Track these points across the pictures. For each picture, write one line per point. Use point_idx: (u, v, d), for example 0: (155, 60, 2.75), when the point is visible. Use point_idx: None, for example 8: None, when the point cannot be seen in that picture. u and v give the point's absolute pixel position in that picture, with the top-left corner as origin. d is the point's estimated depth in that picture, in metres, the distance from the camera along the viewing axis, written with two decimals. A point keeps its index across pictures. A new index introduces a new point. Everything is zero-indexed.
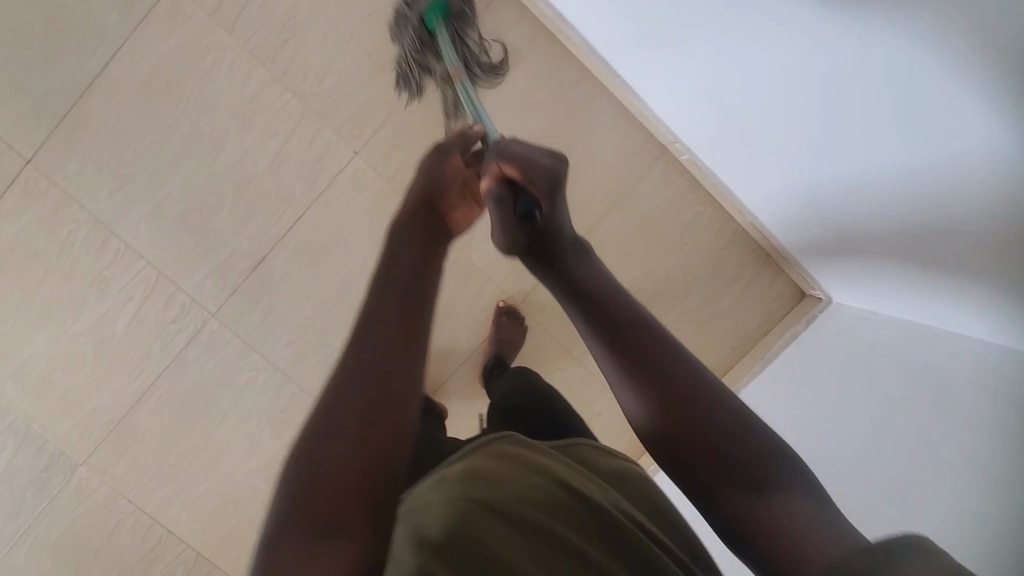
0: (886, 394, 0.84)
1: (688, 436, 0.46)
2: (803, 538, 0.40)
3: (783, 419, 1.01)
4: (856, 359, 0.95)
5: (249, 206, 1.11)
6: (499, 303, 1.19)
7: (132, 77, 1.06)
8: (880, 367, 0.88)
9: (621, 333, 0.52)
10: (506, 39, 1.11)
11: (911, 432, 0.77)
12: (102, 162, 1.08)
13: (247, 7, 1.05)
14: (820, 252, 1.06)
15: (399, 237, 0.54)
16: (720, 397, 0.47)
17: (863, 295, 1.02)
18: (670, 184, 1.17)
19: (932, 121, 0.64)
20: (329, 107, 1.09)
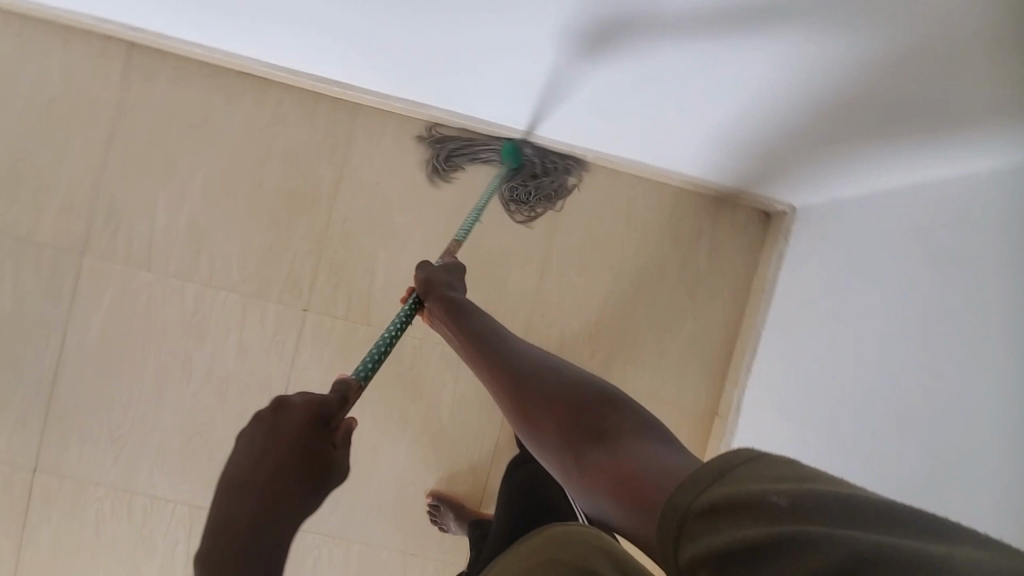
0: (898, 278, 0.81)
1: (596, 423, 0.61)
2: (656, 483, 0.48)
3: (811, 366, 0.97)
4: (852, 261, 0.92)
5: (238, 405, 1.13)
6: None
7: (88, 348, 1.11)
8: (881, 255, 0.85)
9: (539, 376, 0.70)
10: (378, 141, 1.13)
11: (927, 304, 0.74)
12: (97, 437, 1.12)
13: (153, 240, 1.11)
14: (761, 165, 0.98)
15: (262, 465, 0.55)
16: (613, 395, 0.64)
17: (818, 185, 0.98)
18: (593, 186, 1.17)
19: (835, 13, 0.58)
20: (262, 284, 1.12)
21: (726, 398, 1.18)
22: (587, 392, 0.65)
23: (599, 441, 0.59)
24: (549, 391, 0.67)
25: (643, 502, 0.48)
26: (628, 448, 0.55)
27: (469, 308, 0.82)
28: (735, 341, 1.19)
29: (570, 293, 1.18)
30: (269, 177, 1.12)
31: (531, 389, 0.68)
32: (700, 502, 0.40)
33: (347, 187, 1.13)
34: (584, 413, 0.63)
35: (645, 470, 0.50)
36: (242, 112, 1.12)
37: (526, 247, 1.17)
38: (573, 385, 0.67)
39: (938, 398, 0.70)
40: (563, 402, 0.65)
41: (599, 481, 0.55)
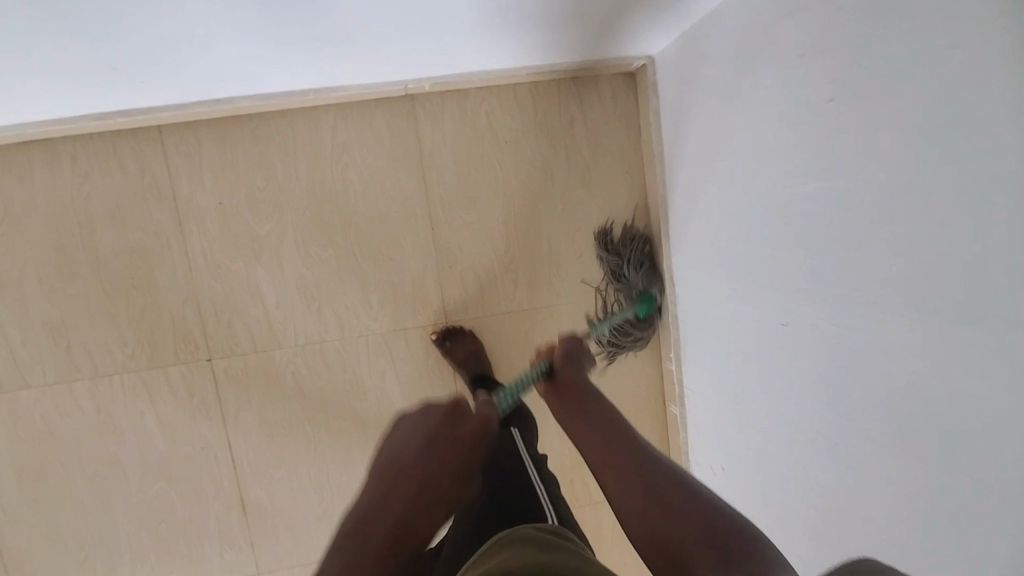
0: (814, 113, 0.69)
1: (721, 548, 0.46)
2: None
3: (726, 215, 0.92)
4: (750, 103, 0.81)
5: (190, 478, 1.07)
6: (431, 335, 1.10)
7: (9, 489, 1.03)
8: (787, 93, 0.73)
9: (657, 486, 0.53)
10: (202, 159, 1.01)
11: (861, 149, 0.63)
12: (64, 566, 1.06)
13: (16, 357, 1.01)
14: (613, 17, 0.87)
15: (422, 451, 0.54)
16: (739, 530, 0.47)
17: (676, 16, 0.88)
18: (446, 115, 1.07)
19: None
20: (154, 353, 1.04)
21: (657, 271, 1.15)
22: (718, 518, 0.48)
23: (732, 570, 0.44)
24: (665, 498, 0.51)
25: None
26: (748, 568, 0.44)
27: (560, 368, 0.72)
28: (648, 213, 1.14)
29: (469, 233, 1.11)
30: (105, 242, 1.01)
31: (656, 494, 0.52)
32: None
33: (192, 219, 1.02)
34: (713, 538, 0.47)
35: None
36: (39, 186, 0.98)
37: (405, 205, 1.08)
38: (701, 516, 0.49)
39: (907, 267, 0.60)
40: (704, 519, 0.48)
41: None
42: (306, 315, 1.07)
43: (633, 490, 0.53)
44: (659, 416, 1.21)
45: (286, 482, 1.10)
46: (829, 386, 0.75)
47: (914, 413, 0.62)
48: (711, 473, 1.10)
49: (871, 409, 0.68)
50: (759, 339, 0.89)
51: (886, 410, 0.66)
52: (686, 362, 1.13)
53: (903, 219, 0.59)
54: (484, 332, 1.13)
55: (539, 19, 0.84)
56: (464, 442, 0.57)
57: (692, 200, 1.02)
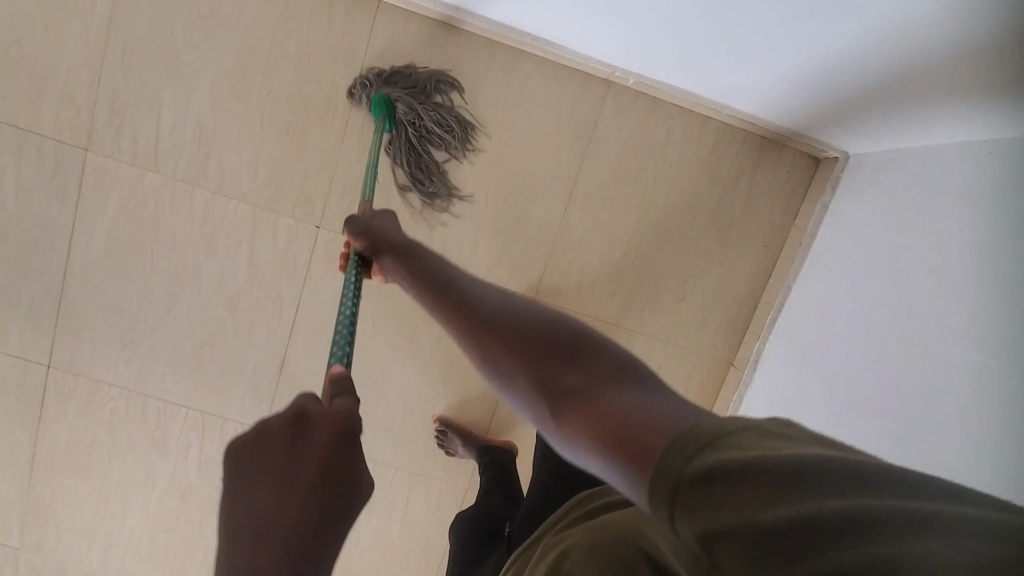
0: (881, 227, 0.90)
1: (581, 370, 0.46)
2: (628, 427, 0.37)
3: (806, 296, 1.05)
4: (850, 210, 0.99)
5: (248, 320, 1.11)
6: None
7: (96, 249, 1.08)
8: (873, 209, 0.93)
9: (510, 330, 0.55)
10: (402, 47, 1.03)
11: (897, 261, 0.84)
12: (109, 339, 1.11)
13: (159, 140, 1.05)
14: (828, 103, 0.91)
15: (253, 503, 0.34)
16: (601, 343, 0.48)
17: (875, 136, 0.93)
18: (630, 113, 1.07)
19: None
20: (275, 196, 1.07)
21: (744, 349, 1.15)
22: (571, 336, 0.50)
23: (574, 395, 0.44)
24: (525, 336, 0.53)
25: (616, 431, 0.37)
26: (609, 392, 0.42)
27: (407, 268, 0.71)
28: (762, 293, 1.14)
29: (595, 229, 1.11)
30: (282, 78, 1.03)
31: (516, 331, 0.54)
32: (695, 469, 0.30)
33: (365, 96, 1.04)
34: (557, 363, 0.48)
35: (633, 421, 0.37)
36: (253, 3, 1.01)
37: (553, 176, 1.08)
38: (554, 332, 0.51)
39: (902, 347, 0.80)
40: (545, 345, 0.51)
41: (581, 441, 0.40)
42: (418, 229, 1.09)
43: (480, 321, 0.58)
44: None
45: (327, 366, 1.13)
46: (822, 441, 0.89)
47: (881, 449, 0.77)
48: None
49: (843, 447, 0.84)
50: (782, 397, 1.02)
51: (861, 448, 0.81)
52: None
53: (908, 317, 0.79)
54: None
55: (784, 68, 0.85)
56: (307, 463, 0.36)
57: (798, 288, 1.08)
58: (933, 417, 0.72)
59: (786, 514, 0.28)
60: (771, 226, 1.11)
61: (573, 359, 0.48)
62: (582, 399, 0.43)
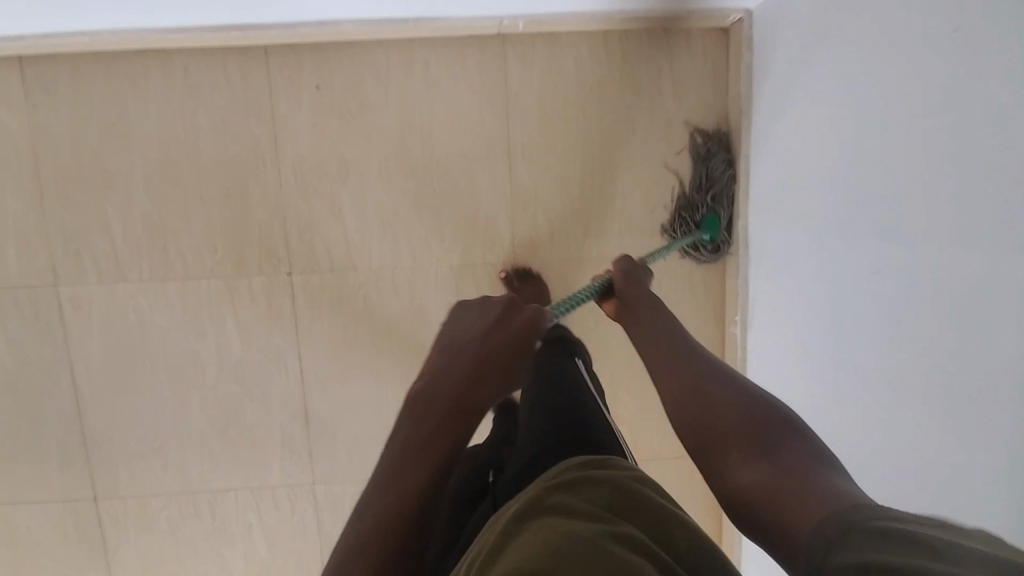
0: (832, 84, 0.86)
1: (767, 435, 0.60)
2: (800, 496, 0.52)
3: (771, 161, 1.04)
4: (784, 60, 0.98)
5: (260, 385, 1.13)
6: (500, 274, 1.13)
7: (99, 373, 1.11)
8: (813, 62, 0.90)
9: (706, 389, 0.68)
10: (303, 80, 1.06)
11: (868, 120, 0.80)
12: (140, 452, 1.14)
13: (117, 250, 1.08)
14: None
15: (446, 371, 0.68)
16: (788, 416, 0.62)
17: None
18: (534, 58, 1.08)
19: None
20: (240, 262, 1.10)
21: (730, 234, 1.14)
22: (768, 409, 0.63)
23: (766, 454, 0.59)
24: (727, 396, 0.66)
25: (777, 498, 0.54)
26: (799, 463, 0.56)
27: (631, 316, 0.87)
28: (726, 176, 1.13)
29: (544, 176, 1.12)
30: (206, 151, 1.07)
31: (710, 395, 0.67)
32: (872, 525, 0.45)
33: (288, 138, 1.07)
34: (759, 428, 0.61)
35: (791, 483, 0.54)
36: (154, 93, 1.05)
37: (485, 141, 1.10)
38: (748, 402, 0.64)
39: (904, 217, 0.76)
40: (745, 407, 0.64)
41: (747, 486, 0.58)
42: (383, 241, 1.11)
43: (694, 384, 0.70)
44: None
45: (347, 400, 1.15)
46: (829, 320, 0.92)
47: (905, 343, 0.78)
48: None
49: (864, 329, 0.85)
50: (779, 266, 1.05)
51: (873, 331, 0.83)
52: (752, 324, 1.14)
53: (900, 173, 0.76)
54: (551, 276, 1.15)
55: None
56: (504, 336, 0.71)
57: (757, 150, 1.08)
58: (951, 296, 0.72)
59: (892, 557, 0.42)
60: (708, 109, 1.11)
61: (767, 430, 0.61)
62: (770, 457, 0.58)
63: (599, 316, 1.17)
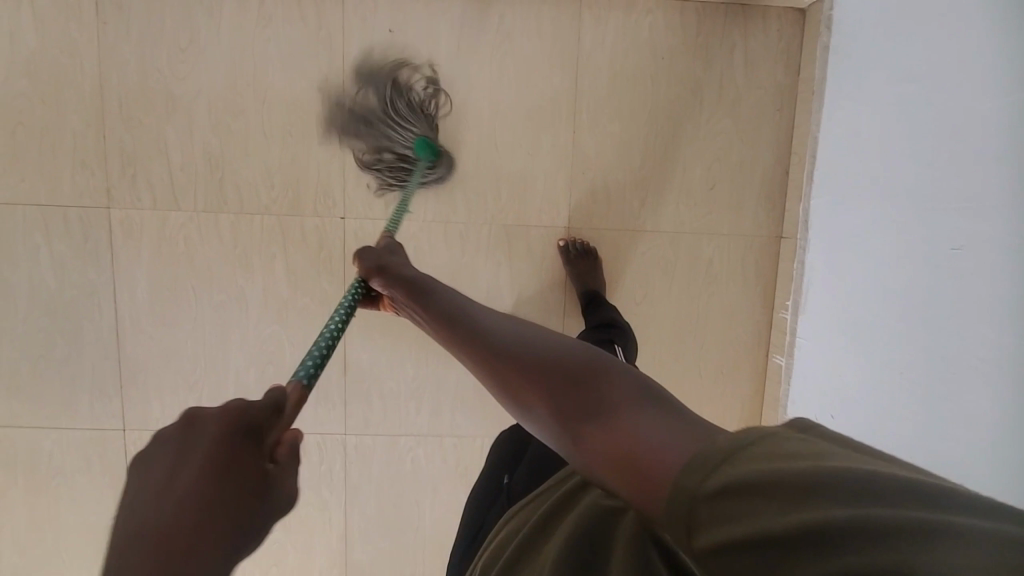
0: (886, 87, 0.92)
1: (586, 390, 0.53)
2: (643, 450, 0.44)
3: (826, 149, 1.06)
4: (859, 43, 0.98)
5: (301, 328, 1.12)
6: (559, 242, 1.12)
7: (141, 301, 1.10)
8: (874, 62, 0.94)
9: (516, 360, 0.59)
10: (376, 22, 1.06)
11: (915, 125, 0.86)
12: (174, 386, 1.12)
13: (174, 178, 1.07)
14: None
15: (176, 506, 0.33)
16: (608, 367, 0.55)
17: None
18: (609, 20, 1.08)
19: None
20: (295, 201, 1.09)
21: (789, 217, 1.13)
22: (581, 360, 0.57)
23: (594, 420, 0.51)
24: (540, 360, 0.58)
25: (626, 466, 0.44)
26: (630, 423, 0.48)
27: (421, 298, 0.74)
28: (789, 157, 1.12)
29: (607, 141, 1.11)
30: (272, 85, 1.06)
31: (523, 360, 0.59)
32: (712, 482, 0.34)
33: (355, 79, 1.07)
34: (572, 390, 0.54)
35: (634, 451, 0.44)
36: (226, 22, 1.04)
37: (552, 100, 1.09)
38: (557, 358, 0.58)
39: (936, 218, 0.83)
40: (557, 369, 0.57)
41: (604, 469, 0.47)
42: (440, 193, 1.10)
43: (511, 359, 0.60)
44: (759, 365, 1.20)
45: (388, 352, 1.13)
46: (859, 312, 0.98)
47: (924, 333, 0.85)
48: (815, 423, 1.09)
49: (889, 318, 0.91)
50: (818, 257, 1.09)
51: (896, 323, 0.90)
52: (806, 309, 1.11)
53: (939, 176, 0.83)
54: (604, 244, 1.14)
55: None
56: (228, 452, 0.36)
57: (823, 131, 1.06)
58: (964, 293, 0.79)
59: (788, 524, 0.30)
60: (778, 88, 1.11)
61: (582, 388, 0.54)
62: (599, 422, 0.50)
63: (649, 289, 1.16)
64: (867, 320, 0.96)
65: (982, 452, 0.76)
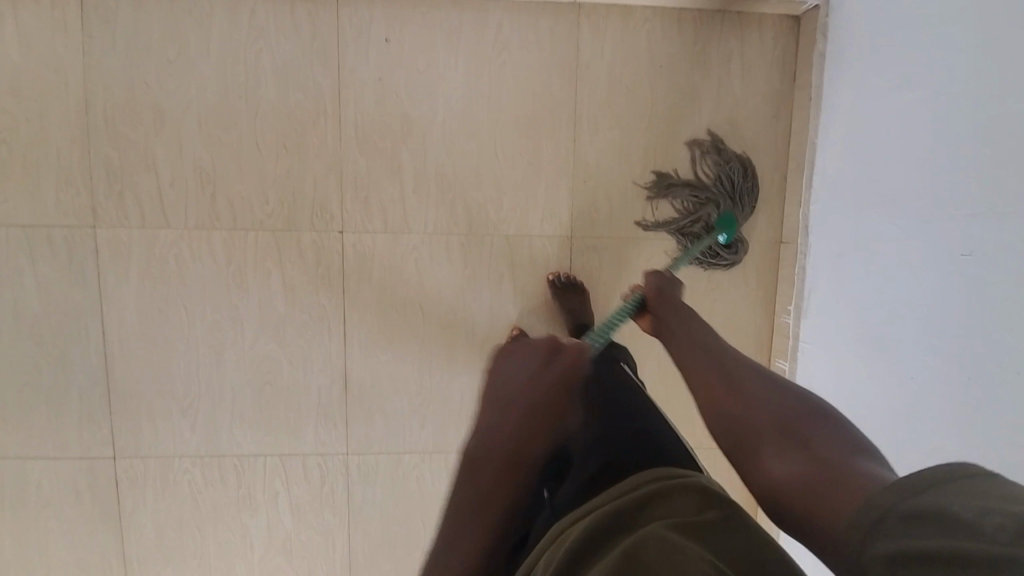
0: (883, 92, 0.91)
1: (799, 433, 0.59)
2: (836, 482, 0.50)
3: (826, 158, 1.05)
4: (855, 51, 0.98)
5: (299, 347, 1.08)
6: (551, 277, 1.11)
7: (131, 323, 1.06)
8: (870, 67, 0.94)
9: (738, 395, 0.68)
10: (373, 33, 1.04)
11: (912, 129, 0.86)
12: (167, 410, 1.08)
13: (164, 194, 1.04)
14: None
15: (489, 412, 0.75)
16: (821, 412, 0.61)
17: None
18: (607, 29, 1.08)
19: None
20: (291, 216, 1.06)
21: (788, 222, 1.14)
22: (809, 409, 0.62)
23: (800, 446, 0.57)
24: (766, 396, 0.66)
25: (815, 486, 0.51)
26: (834, 457, 0.53)
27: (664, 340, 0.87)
28: (788, 163, 1.13)
29: (606, 149, 1.10)
30: (266, 97, 1.03)
31: (748, 392, 0.68)
32: (899, 509, 0.41)
33: (352, 91, 1.04)
34: (788, 424, 0.61)
35: (823, 480, 0.51)
36: (217, 34, 1.01)
37: (552, 110, 1.08)
38: (786, 403, 0.63)
39: (936, 222, 0.82)
40: (780, 409, 0.63)
41: (780, 476, 0.56)
42: (439, 205, 1.08)
43: (731, 390, 0.69)
44: (763, 370, 1.19)
45: (390, 367, 1.10)
46: (865, 320, 0.96)
47: (929, 339, 0.83)
48: None
49: (895, 325, 0.89)
50: (822, 266, 1.07)
51: (902, 330, 0.88)
52: (808, 314, 1.11)
53: (937, 179, 0.81)
54: (606, 253, 1.13)
55: None
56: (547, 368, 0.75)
57: (822, 140, 1.06)
58: (970, 298, 0.77)
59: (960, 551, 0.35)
60: (775, 95, 1.11)
61: (799, 427, 0.60)
62: (802, 449, 0.57)
63: None
64: (873, 328, 0.94)
65: (999, 459, 0.73)
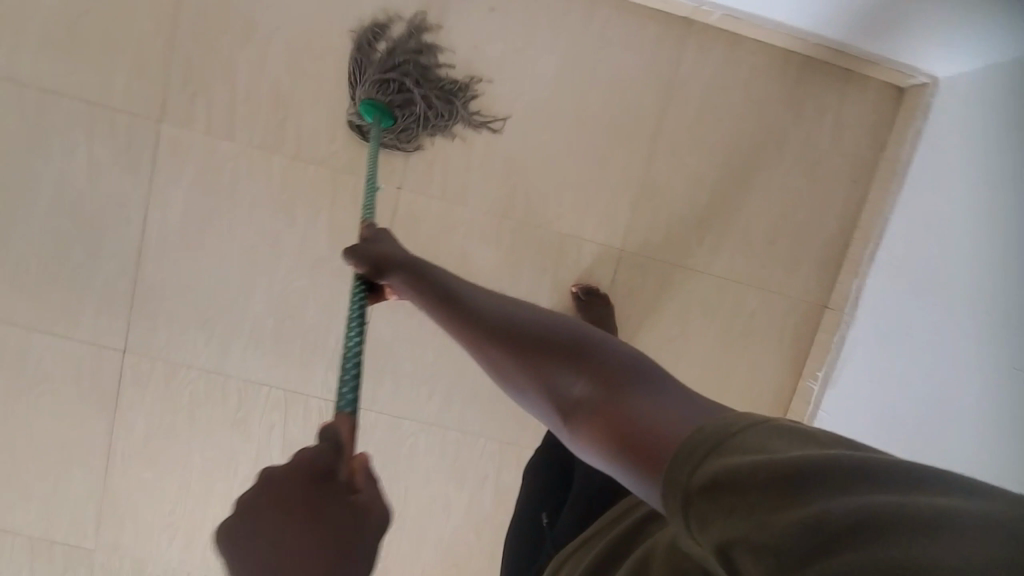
0: (946, 162, 0.96)
1: (627, 377, 0.49)
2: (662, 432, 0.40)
3: (884, 230, 1.07)
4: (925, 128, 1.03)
5: (329, 289, 1.08)
6: (573, 288, 1.09)
7: (172, 225, 1.05)
8: (940, 139, 0.99)
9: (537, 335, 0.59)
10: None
11: (966, 193, 0.90)
12: (186, 318, 1.08)
13: (235, 107, 1.02)
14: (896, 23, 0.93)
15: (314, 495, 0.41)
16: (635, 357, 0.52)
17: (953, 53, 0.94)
18: (711, 52, 1.05)
19: None
20: (354, 159, 1.04)
21: (838, 289, 1.12)
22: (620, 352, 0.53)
23: (635, 392, 0.47)
24: (578, 343, 0.55)
25: (650, 444, 0.40)
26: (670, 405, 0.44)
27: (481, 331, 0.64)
28: (853, 231, 1.11)
29: (678, 172, 1.09)
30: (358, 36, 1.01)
31: (547, 335, 0.58)
32: (706, 472, 0.34)
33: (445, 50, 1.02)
34: (613, 372, 0.50)
35: (663, 433, 0.40)
36: None
37: (636, 119, 1.07)
38: (602, 345, 0.54)
39: (979, 280, 0.86)
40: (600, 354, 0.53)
41: (621, 439, 0.45)
42: (501, 185, 1.07)
43: (550, 342, 0.57)
44: None
45: (412, 332, 1.10)
46: (894, 378, 0.99)
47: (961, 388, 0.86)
48: None
49: (927, 381, 0.92)
50: (860, 335, 1.08)
51: (934, 384, 0.91)
52: (834, 383, 1.11)
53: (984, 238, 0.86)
54: (651, 274, 1.12)
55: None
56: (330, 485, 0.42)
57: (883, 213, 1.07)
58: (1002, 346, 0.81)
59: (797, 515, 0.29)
60: (859, 160, 1.09)
61: (623, 376, 0.49)
62: (637, 395, 0.47)
63: (685, 328, 1.14)
64: (903, 385, 0.96)
65: None
